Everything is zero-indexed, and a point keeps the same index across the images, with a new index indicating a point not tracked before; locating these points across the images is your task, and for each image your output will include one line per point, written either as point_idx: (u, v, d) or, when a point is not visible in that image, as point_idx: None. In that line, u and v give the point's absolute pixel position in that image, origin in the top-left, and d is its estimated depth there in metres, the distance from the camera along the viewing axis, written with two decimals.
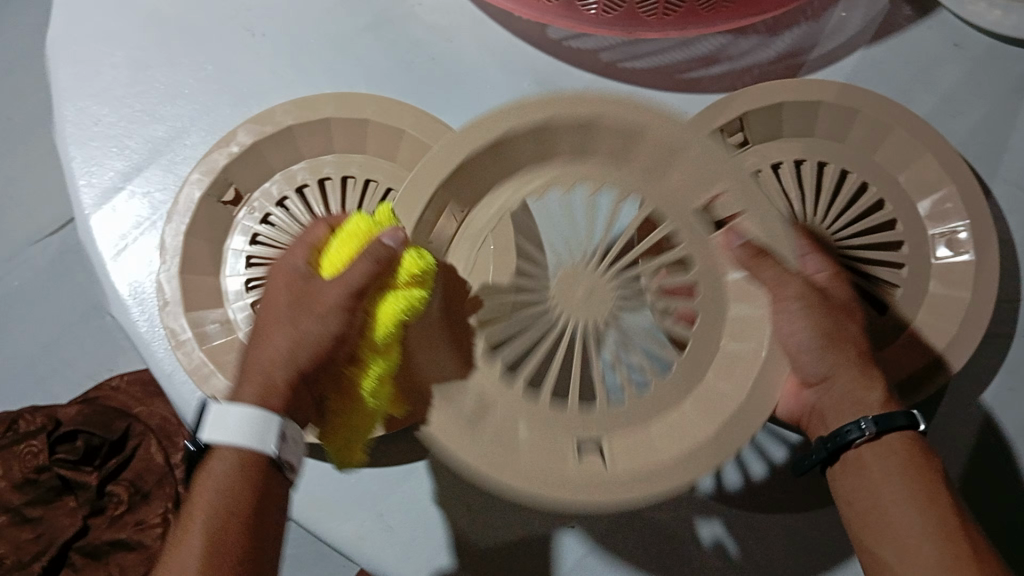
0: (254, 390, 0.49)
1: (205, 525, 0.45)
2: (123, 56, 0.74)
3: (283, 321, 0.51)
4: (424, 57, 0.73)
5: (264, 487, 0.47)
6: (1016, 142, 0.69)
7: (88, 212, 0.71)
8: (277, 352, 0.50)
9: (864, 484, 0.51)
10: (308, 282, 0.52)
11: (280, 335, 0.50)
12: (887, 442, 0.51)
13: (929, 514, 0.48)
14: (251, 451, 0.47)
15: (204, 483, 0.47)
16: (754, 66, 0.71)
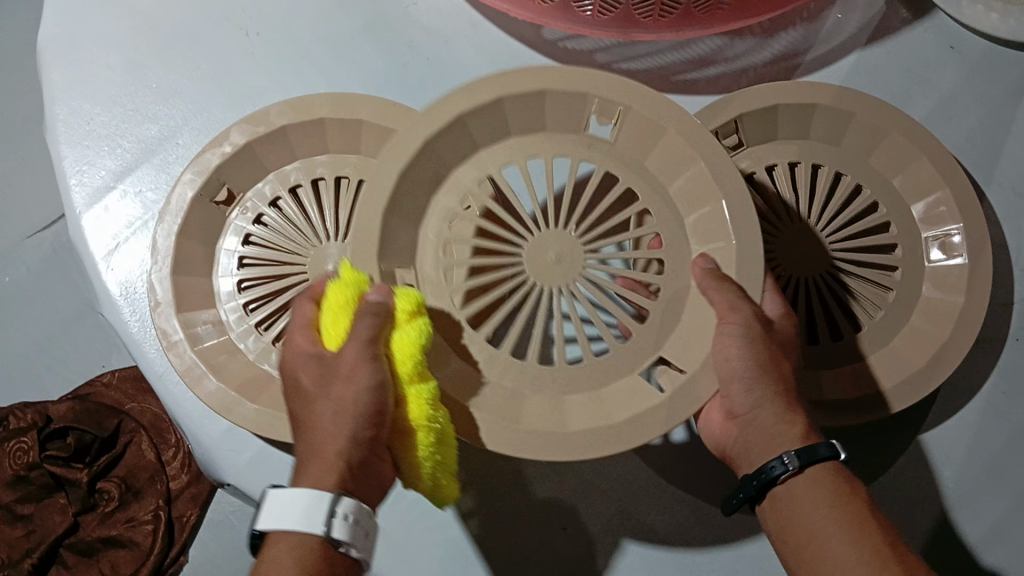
0: (312, 473, 0.45)
1: None
2: (116, 56, 0.73)
3: (319, 394, 0.47)
4: (420, 58, 0.72)
5: (326, 571, 0.43)
6: (1011, 147, 0.69)
7: (79, 211, 0.70)
8: (314, 419, 0.46)
9: (795, 520, 0.48)
10: (327, 360, 0.48)
11: (313, 422, 0.46)
12: (813, 474, 0.48)
13: (860, 546, 0.45)
14: (311, 535, 0.43)
15: (261, 570, 0.42)
16: (750, 68, 0.71)
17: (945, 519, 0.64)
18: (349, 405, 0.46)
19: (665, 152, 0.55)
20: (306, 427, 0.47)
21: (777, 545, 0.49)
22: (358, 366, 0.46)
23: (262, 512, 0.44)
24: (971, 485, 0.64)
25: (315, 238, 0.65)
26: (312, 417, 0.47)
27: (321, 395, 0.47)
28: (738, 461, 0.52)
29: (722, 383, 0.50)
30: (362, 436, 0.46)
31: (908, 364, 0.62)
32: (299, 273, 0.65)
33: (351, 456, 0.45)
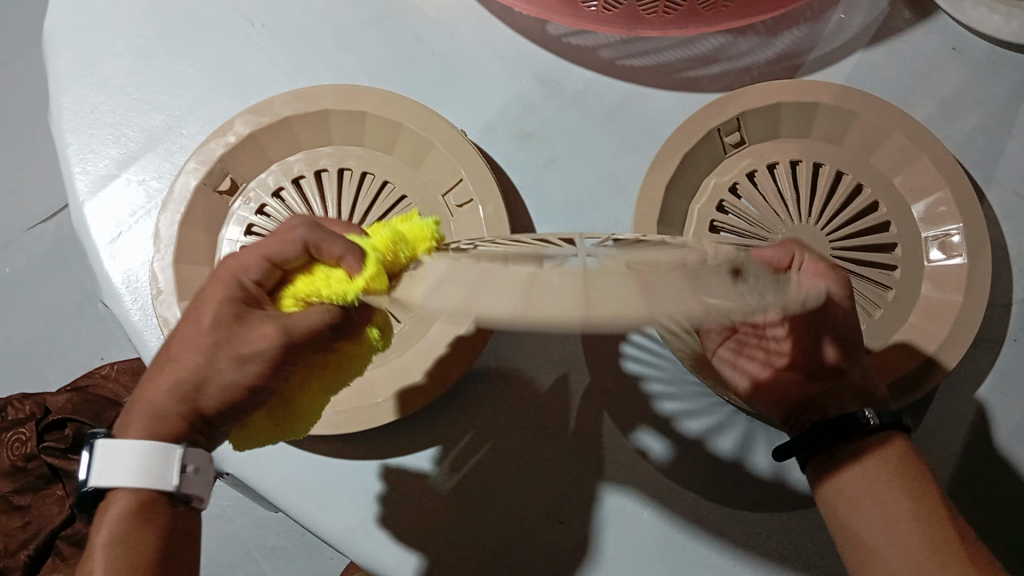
0: (157, 428, 0.49)
1: (106, 558, 0.47)
2: (123, 45, 0.73)
3: (205, 347, 0.49)
4: (424, 52, 0.73)
5: (167, 525, 0.50)
6: (1012, 148, 0.69)
7: (83, 199, 0.70)
8: (189, 326, 0.50)
9: (861, 475, 0.51)
10: (248, 308, 0.49)
11: (185, 344, 0.50)
12: (891, 438, 0.52)
13: (921, 508, 0.49)
14: (145, 489, 0.49)
15: (103, 524, 0.48)
16: (753, 66, 0.71)
17: None
18: (211, 385, 0.49)
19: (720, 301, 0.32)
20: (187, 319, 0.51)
21: (829, 489, 0.52)
22: (248, 357, 0.48)
23: (93, 465, 0.49)
24: (970, 483, 0.64)
25: None
26: (192, 321, 0.50)
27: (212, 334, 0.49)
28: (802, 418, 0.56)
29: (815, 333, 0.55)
30: (205, 413, 0.50)
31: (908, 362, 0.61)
32: None
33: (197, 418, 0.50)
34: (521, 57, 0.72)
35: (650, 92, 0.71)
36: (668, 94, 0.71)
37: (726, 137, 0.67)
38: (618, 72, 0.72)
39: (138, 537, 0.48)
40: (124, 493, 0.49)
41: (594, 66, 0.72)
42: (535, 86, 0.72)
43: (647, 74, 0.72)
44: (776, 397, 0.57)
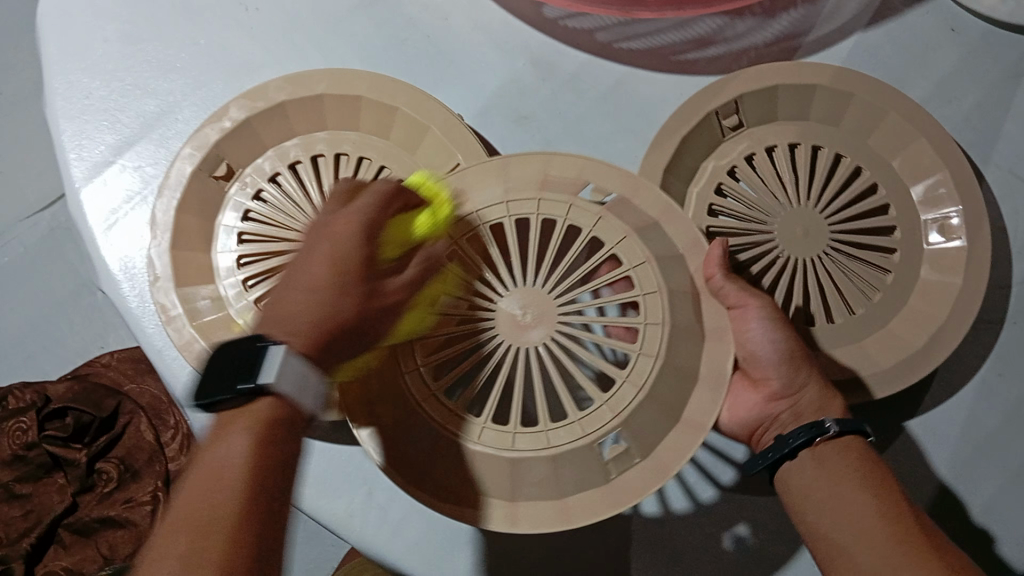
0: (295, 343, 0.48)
1: (236, 483, 0.43)
2: (115, 30, 0.73)
3: (348, 289, 0.50)
4: (418, 36, 0.72)
5: (279, 453, 0.46)
6: (1011, 129, 0.69)
7: (79, 185, 0.70)
8: (328, 271, 0.51)
9: (823, 480, 0.52)
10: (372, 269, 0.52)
11: (332, 281, 0.50)
12: (845, 441, 0.53)
13: (883, 502, 0.50)
14: (285, 408, 0.47)
15: (226, 443, 0.45)
16: (749, 48, 0.71)
17: (940, 500, 0.64)
18: (346, 329, 0.50)
19: (578, 462, 0.51)
20: (308, 264, 0.52)
21: (792, 501, 0.53)
22: (390, 310, 0.52)
23: (270, 368, 0.46)
24: (967, 465, 0.64)
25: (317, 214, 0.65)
26: (326, 265, 0.51)
27: (361, 284, 0.51)
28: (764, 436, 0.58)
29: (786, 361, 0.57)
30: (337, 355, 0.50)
31: (904, 345, 0.62)
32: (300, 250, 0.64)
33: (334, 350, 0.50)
34: (516, 40, 0.72)
35: (647, 75, 0.71)
36: (663, 77, 0.71)
37: (724, 119, 0.67)
38: (613, 55, 0.71)
39: (256, 497, 0.44)
40: (273, 409, 0.47)
41: (590, 48, 0.71)
42: (530, 69, 0.71)
43: (642, 57, 0.71)
44: (744, 411, 0.60)
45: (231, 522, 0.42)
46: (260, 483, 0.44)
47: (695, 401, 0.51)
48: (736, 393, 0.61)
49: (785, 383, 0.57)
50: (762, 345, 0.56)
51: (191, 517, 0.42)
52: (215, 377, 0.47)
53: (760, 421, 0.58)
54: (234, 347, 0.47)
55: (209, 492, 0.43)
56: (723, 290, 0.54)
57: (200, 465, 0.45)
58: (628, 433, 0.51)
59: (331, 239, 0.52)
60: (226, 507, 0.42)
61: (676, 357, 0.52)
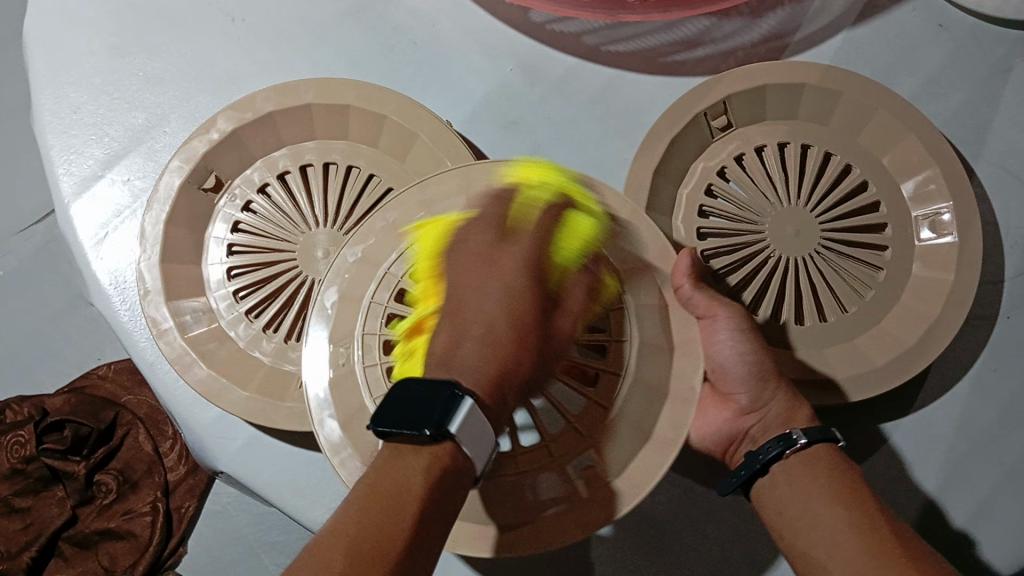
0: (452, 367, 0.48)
1: (405, 516, 0.39)
2: (102, 43, 0.73)
3: (487, 300, 0.51)
4: (405, 43, 0.72)
5: (448, 495, 0.42)
6: (1000, 123, 0.69)
7: (68, 200, 0.71)
8: (494, 316, 0.50)
9: (797, 495, 0.51)
10: (495, 258, 0.54)
11: (512, 327, 0.50)
12: (815, 452, 0.52)
13: (855, 512, 0.49)
14: (455, 451, 0.43)
15: (399, 476, 0.41)
16: (737, 48, 0.71)
17: (937, 497, 0.64)
18: (478, 343, 0.49)
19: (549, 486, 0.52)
20: (483, 307, 0.51)
21: (772, 520, 0.53)
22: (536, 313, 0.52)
23: (459, 418, 0.43)
24: (964, 462, 0.64)
25: (304, 224, 0.65)
26: (504, 305, 0.51)
27: (532, 335, 0.51)
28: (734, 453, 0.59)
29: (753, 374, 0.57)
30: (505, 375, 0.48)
31: (898, 342, 0.62)
32: (289, 261, 0.65)
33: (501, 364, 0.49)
34: (504, 44, 0.71)
35: (635, 77, 0.71)
36: (651, 79, 0.70)
37: (713, 121, 0.67)
38: (601, 58, 0.71)
39: (418, 541, 0.39)
40: (451, 458, 0.43)
41: (577, 51, 0.71)
42: (518, 73, 0.71)
43: (630, 59, 0.71)
44: (713, 427, 0.60)
45: (392, 562, 0.37)
46: (425, 524, 0.40)
47: (667, 417, 0.52)
48: (707, 411, 0.61)
49: (752, 397, 0.57)
50: (731, 359, 0.57)
51: (351, 538, 0.38)
52: (394, 406, 0.43)
53: (732, 439, 0.58)
54: (433, 382, 0.44)
55: (385, 519, 0.39)
56: (692, 301, 0.54)
57: (363, 487, 0.41)
58: (602, 456, 0.52)
59: (491, 270, 0.53)
60: (392, 542, 0.38)
61: (647, 374, 0.53)
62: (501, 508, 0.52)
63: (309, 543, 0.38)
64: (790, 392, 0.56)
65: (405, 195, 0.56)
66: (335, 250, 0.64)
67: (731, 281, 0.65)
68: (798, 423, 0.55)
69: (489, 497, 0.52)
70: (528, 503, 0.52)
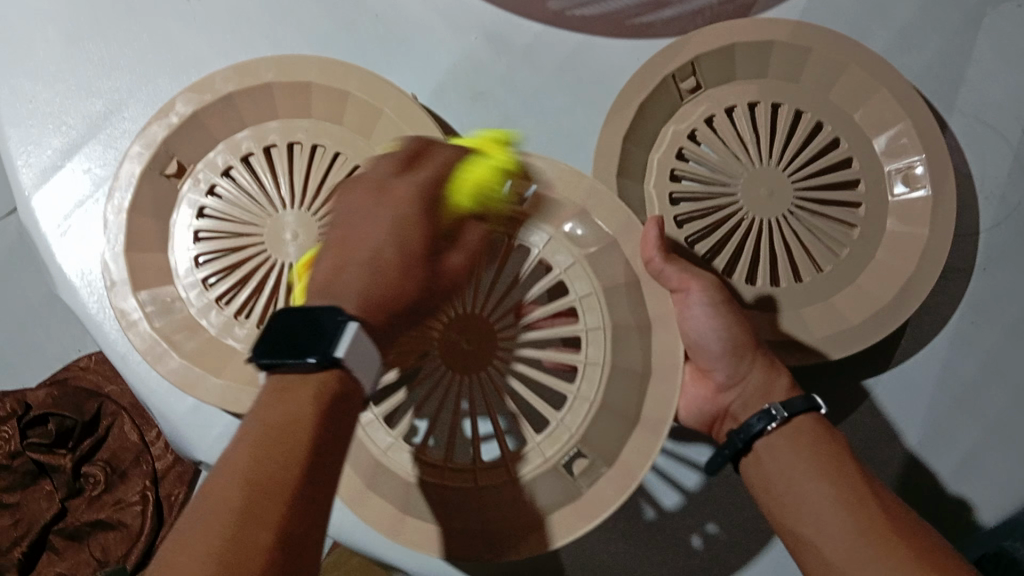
0: (356, 288, 0.45)
1: (292, 450, 0.38)
2: (53, 28, 0.71)
3: (374, 220, 0.48)
4: (364, 15, 0.71)
5: (332, 420, 0.40)
6: (972, 72, 0.68)
7: (29, 193, 0.70)
8: (376, 245, 0.47)
9: (780, 468, 0.51)
10: (389, 180, 0.50)
11: (401, 261, 0.46)
12: (796, 423, 0.52)
13: (839, 482, 0.49)
14: (337, 372, 0.41)
15: (281, 405, 0.40)
16: (705, 9, 0.69)
17: (920, 451, 0.65)
18: (354, 267, 0.46)
19: (540, 488, 0.54)
20: (365, 234, 0.47)
21: (756, 494, 0.53)
22: (409, 224, 0.48)
23: (345, 342, 0.41)
24: (947, 416, 0.65)
25: (271, 207, 0.64)
26: (390, 230, 0.47)
27: (423, 254, 0.48)
28: (721, 429, 0.58)
29: (731, 349, 0.56)
30: (387, 310, 0.45)
31: (876, 299, 0.62)
32: (256, 244, 0.64)
33: (382, 286, 0.45)
34: (464, 16, 0.70)
35: (602, 42, 0.70)
36: (616, 43, 0.69)
37: (682, 83, 0.66)
38: (566, 23, 0.70)
39: (320, 458, 0.39)
40: (341, 384, 0.42)
41: (542, 18, 0.70)
42: (482, 45, 0.70)
43: (597, 24, 0.69)
44: (695, 405, 0.59)
45: (292, 489, 0.37)
46: (322, 445, 0.39)
47: (653, 397, 0.52)
48: (686, 390, 0.60)
49: (729, 372, 0.56)
50: (706, 334, 0.56)
51: (236, 473, 0.37)
52: (281, 330, 0.42)
53: (715, 415, 0.58)
54: (316, 312, 0.42)
55: (280, 449, 0.38)
56: (663, 274, 0.53)
57: (255, 424, 0.39)
58: (588, 449, 0.55)
59: (375, 209, 0.48)
60: (287, 470, 0.37)
61: (620, 361, 0.55)
62: (470, 510, 0.55)
63: (205, 483, 0.37)
64: (768, 361, 0.55)
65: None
66: (305, 232, 0.63)
67: (701, 250, 0.64)
68: (777, 397, 0.54)
69: (444, 499, 0.55)
70: (507, 499, 0.55)
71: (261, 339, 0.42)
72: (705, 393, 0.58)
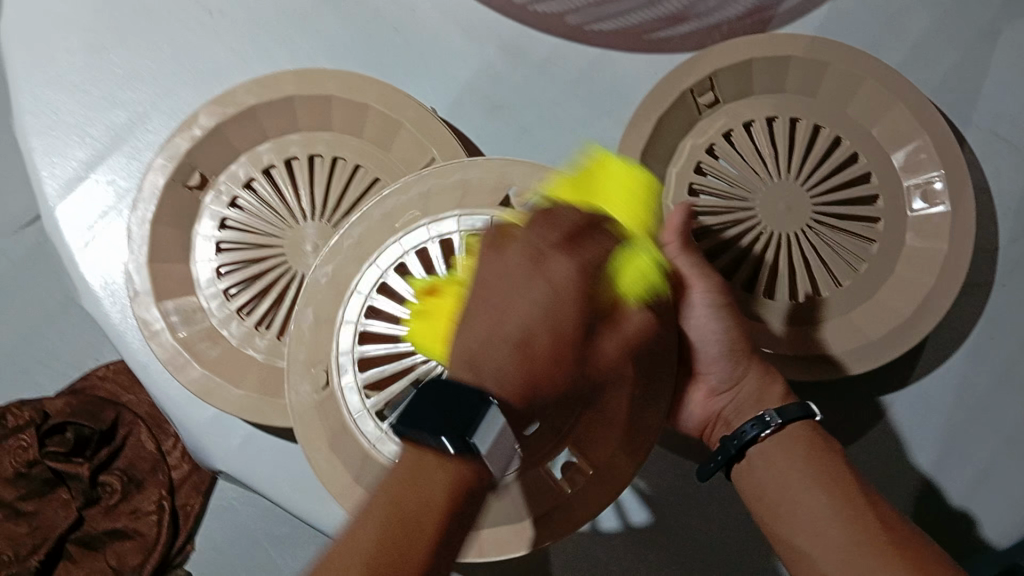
0: (510, 365, 0.42)
1: (417, 539, 0.37)
2: (79, 42, 0.72)
3: (523, 290, 0.43)
4: (384, 30, 0.71)
5: (465, 510, 0.39)
6: (990, 87, 0.68)
7: (53, 203, 0.71)
8: (529, 320, 0.43)
9: (775, 479, 0.51)
10: (542, 248, 0.45)
11: (553, 339, 0.43)
12: (791, 433, 0.52)
13: (835, 494, 0.49)
14: (473, 469, 0.39)
15: (413, 485, 0.39)
16: (722, 23, 0.68)
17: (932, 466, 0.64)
18: (501, 350, 0.42)
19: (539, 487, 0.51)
20: (518, 306, 0.43)
21: (751, 505, 0.52)
22: (557, 308, 0.43)
23: (484, 427, 0.39)
24: (958, 433, 0.65)
25: (292, 219, 0.65)
26: (544, 307, 0.43)
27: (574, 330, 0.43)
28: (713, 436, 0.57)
29: (731, 355, 0.55)
30: (544, 391, 0.43)
31: (894, 313, 0.62)
32: (278, 255, 0.64)
33: (540, 369, 0.42)
34: (483, 30, 0.71)
35: (618, 57, 0.70)
36: (632, 58, 0.70)
37: (700, 98, 0.66)
38: (584, 38, 0.70)
39: (441, 551, 0.38)
40: (475, 476, 0.40)
41: (560, 32, 0.70)
42: (501, 60, 0.70)
43: (614, 38, 0.70)
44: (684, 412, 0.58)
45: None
46: (447, 535, 0.38)
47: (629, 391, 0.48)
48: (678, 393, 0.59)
49: (725, 377, 0.55)
50: (705, 337, 0.55)
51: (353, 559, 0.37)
52: (422, 406, 0.40)
53: (706, 420, 0.57)
54: (463, 396, 0.40)
55: (402, 532, 0.37)
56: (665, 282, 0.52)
57: (385, 498, 0.39)
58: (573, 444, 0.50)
59: (490, 279, 0.44)
60: (411, 560, 0.37)
61: None
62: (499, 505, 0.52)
63: (329, 555, 0.38)
64: (764, 369, 0.55)
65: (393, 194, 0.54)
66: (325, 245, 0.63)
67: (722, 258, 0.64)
68: (769, 404, 0.54)
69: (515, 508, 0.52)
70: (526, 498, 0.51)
71: (407, 406, 0.40)
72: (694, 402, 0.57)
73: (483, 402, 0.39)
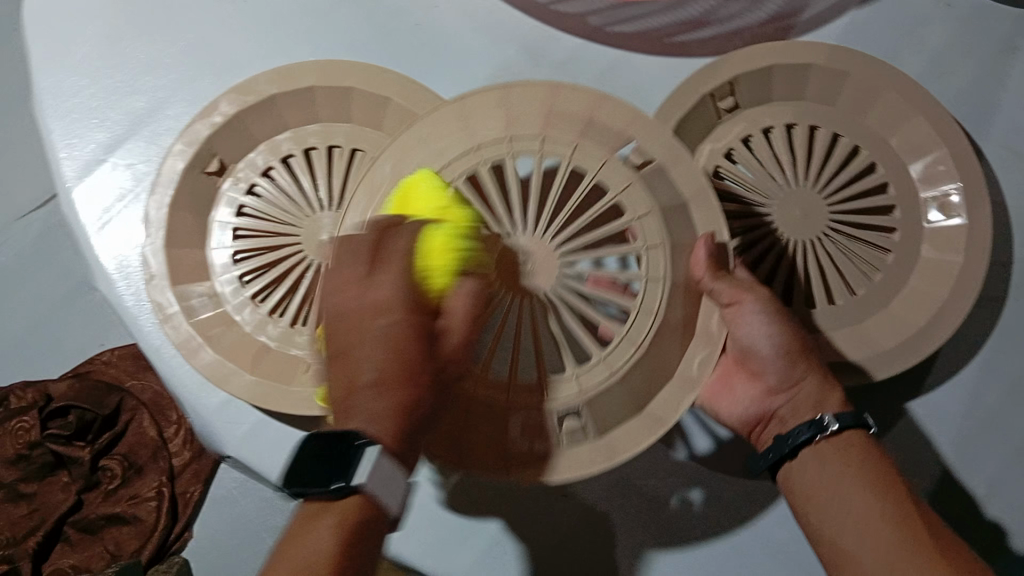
0: (379, 408, 0.44)
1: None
2: (101, 26, 0.72)
3: (364, 338, 0.46)
4: (406, 24, 0.72)
5: (364, 536, 0.44)
6: (1009, 102, 0.68)
7: (69, 185, 0.71)
8: (374, 362, 0.45)
9: (827, 482, 0.52)
10: (368, 272, 0.47)
11: (399, 369, 0.45)
12: (846, 437, 0.53)
13: (888, 500, 0.50)
14: (358, 500, 0.44)
15: (303, 539, 0.44)
16: (743, 30, 0.70)
17: (940, 479, 0.65)
18: (361, 400, 0.45)
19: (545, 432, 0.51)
20: (362, 354, 0.45)
21: (799, 504, 0.54)
22: (397, 336, 0.45)
23: (361, 469, 0.43)
24: (971, 445, 0.65)
25: (309, 209, 0.65)
26: (383, 344, 0.45)
27: (433, 377, 0.46)
28: (762, 436, 0.58)
29: (790, 359, 0.56)
30: (410, 425, 0.45)
31: (907, 326, 0.62)
32: (293, 245, 0.65)
33: (395, 401, 0.44)
34: (506, 28, 0.71)
35: (638, 58, 0.70)
36: (654, 60, 0.70)
37: (720, 102, 0.66)
38: (605, 40, 0.71)
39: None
40: (362, 509, 0.44)
41: (581, 33, 0.71)
42: (522, 58, 0.71)
43: (635, 41, 0.70)
44: (737, 406, 0.59)
45: None
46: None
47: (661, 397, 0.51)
48: (729, 387, 0.60)
49: (781, 377, 0.56)
50: (761, 339, 0.56)
51: None
52: (311, 451, 0.45)
53: (757, 419, 0.58)
54: (335, 433, 0.44)
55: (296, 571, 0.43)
56: (715, 291, 0.53)
57: (283, 546, 0.44)
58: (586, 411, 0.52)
59: (353, 330, 0.46)
60: None
61: (668, 317, 0.52)
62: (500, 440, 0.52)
63: None
64: (823, 374, 0.56)
65: (485, 94, 0.53)
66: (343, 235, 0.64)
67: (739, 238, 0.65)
68: (828, 407, 0.55)
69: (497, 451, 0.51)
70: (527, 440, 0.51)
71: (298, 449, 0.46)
72: (749, 399, 0.58)
73: (350, 440, 0.43)
